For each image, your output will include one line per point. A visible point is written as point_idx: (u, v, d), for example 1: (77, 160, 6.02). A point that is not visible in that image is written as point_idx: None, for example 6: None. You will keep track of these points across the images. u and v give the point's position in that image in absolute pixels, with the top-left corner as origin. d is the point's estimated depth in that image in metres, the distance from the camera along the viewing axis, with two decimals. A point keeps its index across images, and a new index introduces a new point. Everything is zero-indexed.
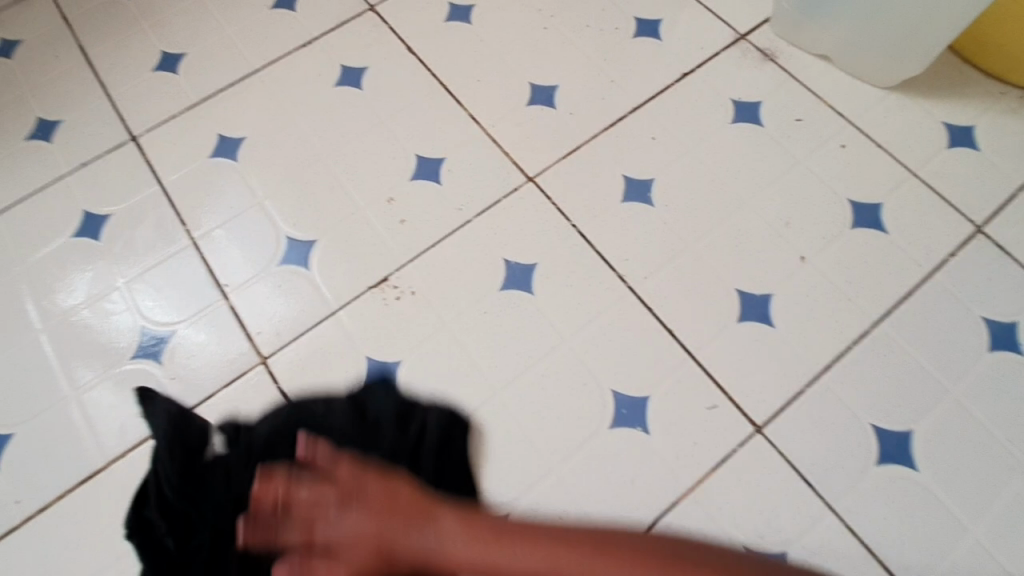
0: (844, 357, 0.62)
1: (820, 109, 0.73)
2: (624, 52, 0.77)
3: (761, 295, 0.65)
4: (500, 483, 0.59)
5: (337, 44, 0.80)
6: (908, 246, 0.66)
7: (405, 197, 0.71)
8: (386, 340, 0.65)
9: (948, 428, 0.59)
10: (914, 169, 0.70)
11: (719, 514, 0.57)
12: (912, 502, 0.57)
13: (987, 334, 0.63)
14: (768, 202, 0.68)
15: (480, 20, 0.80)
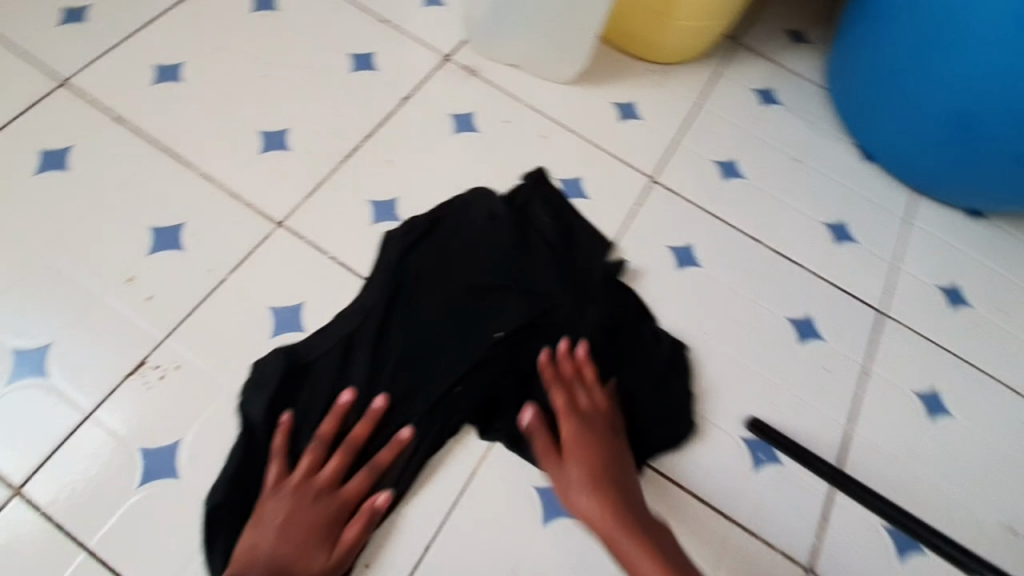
0: (755, 274, 0.80)
1: (674, 95, 0.93)
2: (518, 76, 0.90)
3: (684, 246, 0.80)
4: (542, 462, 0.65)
5: (249, 110, 0.80)
6: (766, 182, 0.88)
7: (370, 239, 0.73)
8: None
9: (834, 305, 0.79)
10: (748, 127, 0.92)
11: (717, 422, 0.70)
12: (832, 364, 0.75)
13: (829, 233, 0.85)
14: (665, 175, 0.86)
15: (385, 67, 0.88)
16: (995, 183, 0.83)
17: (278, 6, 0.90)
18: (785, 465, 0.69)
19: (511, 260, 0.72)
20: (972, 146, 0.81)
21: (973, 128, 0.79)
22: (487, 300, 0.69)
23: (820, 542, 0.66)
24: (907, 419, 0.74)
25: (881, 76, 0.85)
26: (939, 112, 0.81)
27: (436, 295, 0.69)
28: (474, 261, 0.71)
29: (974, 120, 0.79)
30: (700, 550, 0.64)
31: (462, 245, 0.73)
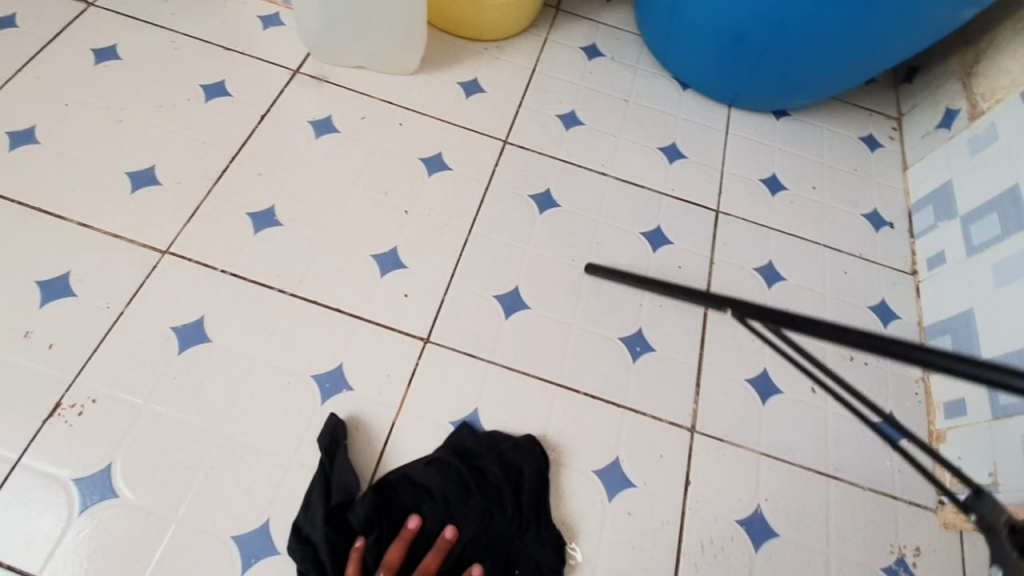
0: (610, 202, 0.92)
1: (511, 65, 1.04)
2: (366, 76, 0.98)
3: (544, 192, 0.92)
4: (451, 401, 0.74)
5: (113, 156, 0.84)
6: (604, 124, 1.00)
7: (257, 247, 0.79)
8: (308, 357, 0.73)
9: (677, 212, 0.93)
10: (580, 80, 1.04)
11: (598, 330, 0.81)
12: (684, 261, 0.88)
13: (663, 156, 0.98)
14: (515, 135, 0.97)
15: (237, 90, 0.93)
16: (776, 84, 0.99)
17: (119, 54, 0.93)
18: (658, 352, 0.81)
19: (390, 513, 0.65)
20: (747, 57, 0.96)
21: (741, 42, 0.94)
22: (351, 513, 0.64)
23: (697, 404, 0.78)
24: (750, 290, 0.88)
25: (667, 12, 1.00)
26: (714, 34, 0.96)
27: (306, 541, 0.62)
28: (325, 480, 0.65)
29: (739, 36, 0.94)
30: (599, 437, 0.74)
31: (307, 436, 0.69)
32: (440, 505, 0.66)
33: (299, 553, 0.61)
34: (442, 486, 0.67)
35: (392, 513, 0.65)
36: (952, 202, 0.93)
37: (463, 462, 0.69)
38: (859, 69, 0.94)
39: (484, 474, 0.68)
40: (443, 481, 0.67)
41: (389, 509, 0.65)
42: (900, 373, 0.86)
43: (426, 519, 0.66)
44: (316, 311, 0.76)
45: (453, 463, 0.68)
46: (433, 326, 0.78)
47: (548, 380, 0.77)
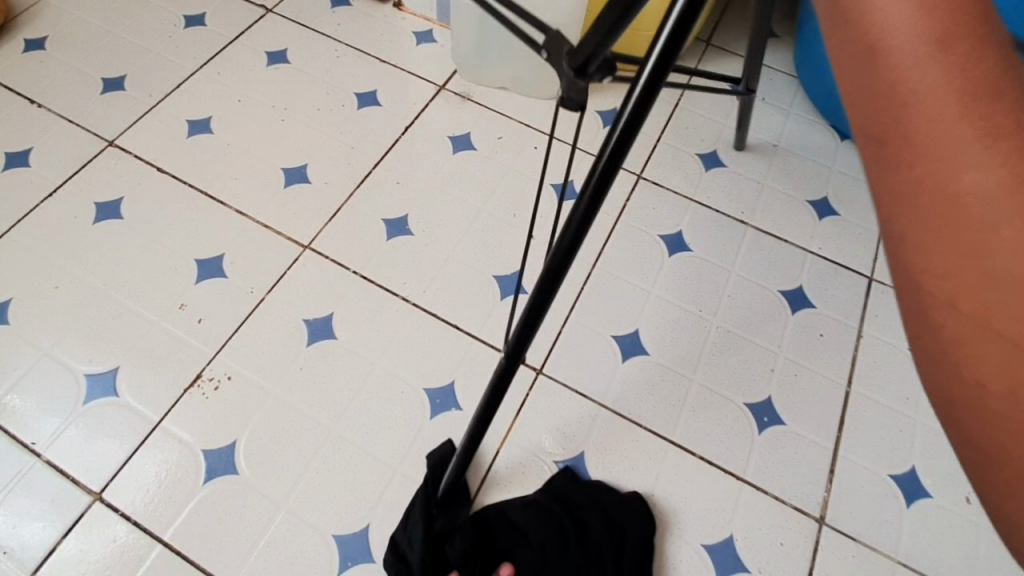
0: (746, 253, 0.85)
1: (653, 98, 1.01)
2: (507, 97, 0.99)
3: (676, 233, 0.87)
4: (558, 441, 0.70)
5: (273, 152, 0.90)
6: (746, 168, 0.94)
7: (388, 253, 0.82)
8: (424, 369, 0.74)
9: (822, 273, 0.84)
10: (725, 119, 0.99)
11: (722, 391, 0.75)
12: (826, 328, 0.80)
13: (812, 211, 0.90)
14: (650, 170, 0.93)
15: (388, 100, 0.97)
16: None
17: (289, 58, 1.01)
18: (789, 426, 0.73)
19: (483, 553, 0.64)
20: None
21: None
22: (448, 544, 0.63)
23: (829, 493, 0.70)
24: (902, 374, 0.78)
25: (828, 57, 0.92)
26: None
27: (405, 559, 0.62)
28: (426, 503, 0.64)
29: None
30: (713, 508, 0.68)
31: (414, 453, 0.69)
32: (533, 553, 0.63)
33: (394, 569, 0.62)
34: (541, 535, 0.64)
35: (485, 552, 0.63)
36: None
37: (566, 514, 0.65)
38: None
39: (585, 530, 0.65)
40: (542, 530, 0.64)
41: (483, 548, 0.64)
42: None
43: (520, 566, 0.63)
44: (435, 324, 0.77)
45: (556, 511, 0.65)
46: (547, 358, 0.76)
47: (660, 434, 0.72)
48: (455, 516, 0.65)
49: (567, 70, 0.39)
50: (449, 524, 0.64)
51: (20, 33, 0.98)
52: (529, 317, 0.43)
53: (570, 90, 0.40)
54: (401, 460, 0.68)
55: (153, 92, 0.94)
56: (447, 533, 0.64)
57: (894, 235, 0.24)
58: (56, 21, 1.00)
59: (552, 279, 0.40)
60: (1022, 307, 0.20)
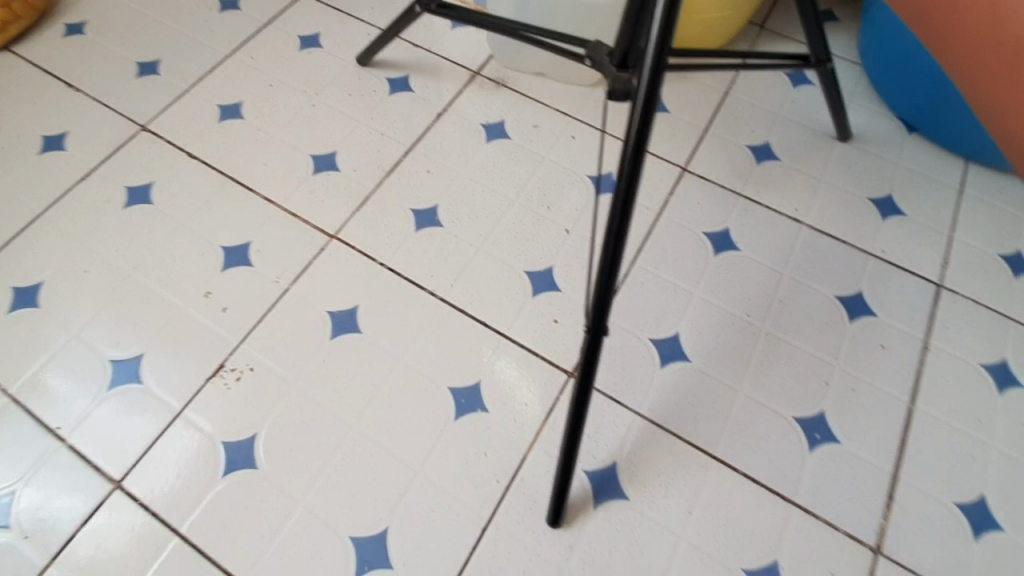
0: (799, 254, 0.79)
1: (700, 86, 0.94)
2: (544, 83, 0.95)
3: (722, 230, 0.81)
4: (588, 449, 0.66)
5: (302, 138, 0.88)
6: (800, 163, 0.87)
7: (417, 246, 0.79)
8: (449, 367, 0.70)
9: (884, 278, 0.77)
10: (779, 109, 0.91)
11: (770, 403, 0.69)
12: (887, 339, 0.73)
13: (875, 210, 0.82)
14: (695, 163, 0.87)
15: (420, 86, 0.94)
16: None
17: (321, 42, 0.98)
18: (843, 445, 0.67)
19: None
20: None
21: None
22: None
23: (888, 521, 0.63)
24: (973, 393, 0.70)
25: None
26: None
27: None
28: None
29: None
30: (755, 532, 0.62)
31: (437, 456, 0.65)
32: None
33: None
34: None
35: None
36: None
37: None
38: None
39: None
40: None
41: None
42: None
43: None
44: (463, 320, 0.73)
45: None
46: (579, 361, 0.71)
47: (701, 448, 0.66)
48: None
49: (611, 68, 0.59)
50: None
51: (62, 16, 0.99)
52: (610, 258, 0.49)
53: (615, 82, 0.58)
54: (423, 463, 0.65)
55: (187, 77, 0.94)
56: None
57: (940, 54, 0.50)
58: (97, 5, 1.00)
59: (620, 224, 0.48)
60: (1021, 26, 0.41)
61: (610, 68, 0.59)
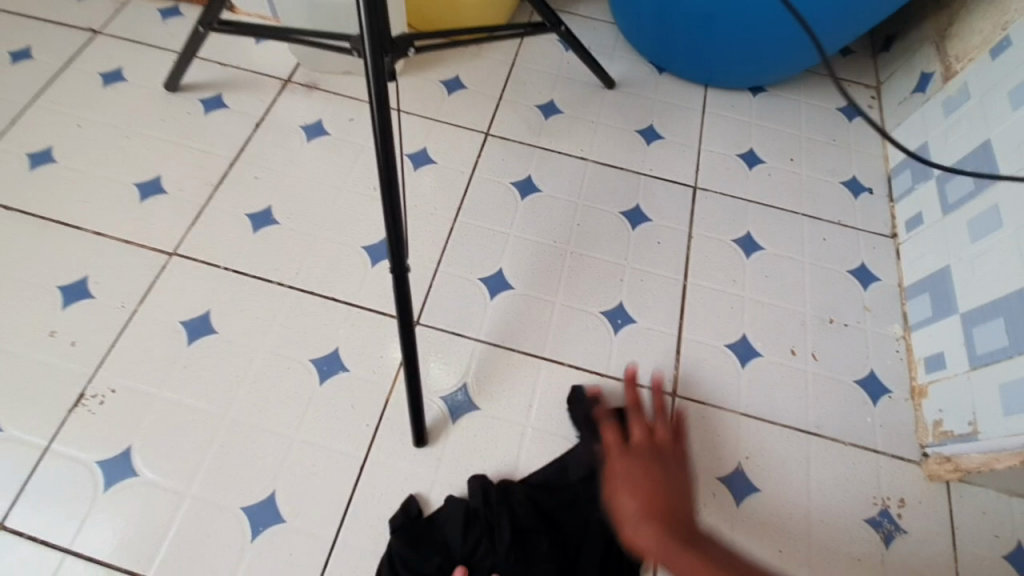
0: (588, 186, 0.96)
1: (491, 62, 1.08)
2: (353, 79, 1.03)
3: (525, 179, 0.96)
4: (440, 379, 0.78)
5: (122, 170, 0.90)
6: (580, 113, 1.04)
7: (258, 245, 0.85)
8: (308, 343, 0.79)
9: (654, 191, 0.96)
10: (558, 71, 1.08)
11: (581, 305, 0.85)
12: (661, 236, 0.92)
13: (641, 138, 1.02)
14: (496, 128, 1.01)
15: (234, 101, 0.99)
16: (763, 65, 1.02)
17: (124, 75, 1.00)
18: (640, 324, 0.84)
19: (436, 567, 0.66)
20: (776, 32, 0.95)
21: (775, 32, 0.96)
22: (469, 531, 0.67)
23: (679, 370, 0.81)
24: (728, 262, 0.91)
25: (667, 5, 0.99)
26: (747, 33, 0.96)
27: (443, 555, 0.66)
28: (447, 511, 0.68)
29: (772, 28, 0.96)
30: (583, 406, 0.78)
31: (310, 418, 0.74)
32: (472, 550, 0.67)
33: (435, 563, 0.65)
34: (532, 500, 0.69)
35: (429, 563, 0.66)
36: (928, 164, 0.93)
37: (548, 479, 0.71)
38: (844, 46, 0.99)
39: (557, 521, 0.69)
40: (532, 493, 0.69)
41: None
42: (880, 334, 0.86)
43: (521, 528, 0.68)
44: (312, 300, 0.82)
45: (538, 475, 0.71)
46: (422, 310, 0.83)
47: (531, 354, 0.81)
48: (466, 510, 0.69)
49: None
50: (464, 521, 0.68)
51: None
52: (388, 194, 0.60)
53: None
54: (299, 428, 0.73)
55: None
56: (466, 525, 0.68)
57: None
58: None
59: (386, 165, 0.60)
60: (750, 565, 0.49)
61: None
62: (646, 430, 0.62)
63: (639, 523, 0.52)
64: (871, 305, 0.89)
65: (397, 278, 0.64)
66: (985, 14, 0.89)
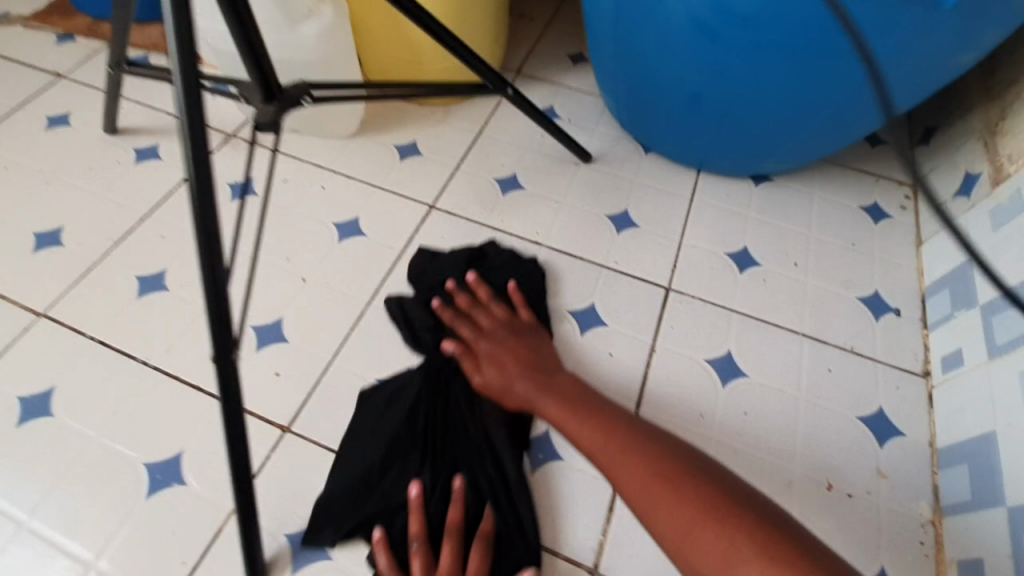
0: (534, 274, 0.80)
1: (455, 127, 0.98)
2: (300, 136, 0.95)
3: (463, 261, 0.82)
4: (292, 508, 0.62)
5: (28, 217, 0.84)
6: (542, 189, 0.90)
7: (137, 314, 0.75)
8: (149, 441, 0.67)
9: (614, 290, 0.79)
10: (527, 142, 0.96)
11: None
12: (615, 346, 0.74)
13: (610, 224, 0.86)
14: (442, 200, 0.88)
15: (170, 153, 0.92)
16: (764, 149, 0.85)
17: (71, 120, 0.96)
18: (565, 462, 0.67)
19: (386, 438, 0.65)
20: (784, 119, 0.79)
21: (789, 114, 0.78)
22: (376, 419, 0.67)
23: (605, 536, 0.63)
24: (696, 389, 0.71)
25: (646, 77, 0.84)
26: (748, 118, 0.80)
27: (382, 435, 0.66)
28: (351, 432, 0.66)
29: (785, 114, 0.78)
30: None
31: (117, 536, 0.61)
32: (430, 374, 0.69)
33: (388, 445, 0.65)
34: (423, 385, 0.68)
35: (398, 426, 0.66)
36: (971, 288, 0.72)
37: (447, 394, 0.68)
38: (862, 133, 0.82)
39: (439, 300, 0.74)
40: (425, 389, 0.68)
41: (389, 450, 0.65)
42: (898, 514, 0.63)
43: (427, 497, 0.62)
44: (172, 386, 0.70)
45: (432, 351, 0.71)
46: (298, 414, 0.68)
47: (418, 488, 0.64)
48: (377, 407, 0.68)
49: (258, 104, 0.60)
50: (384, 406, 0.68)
51: None
52: (207, 270, 0.48)
53: (262, 115, 0.59)
54: (103, 545, 0.61)
55: None
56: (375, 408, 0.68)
57: (645, 516, 0.50)
58: None
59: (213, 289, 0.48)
60: (657, 520, 0.49)
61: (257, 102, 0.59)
62: (473, 327, 0.71)
63: (518, 379, 0.66)
64: (887, 470, 0.66)
65: (223, 380, 0.50)
66: None
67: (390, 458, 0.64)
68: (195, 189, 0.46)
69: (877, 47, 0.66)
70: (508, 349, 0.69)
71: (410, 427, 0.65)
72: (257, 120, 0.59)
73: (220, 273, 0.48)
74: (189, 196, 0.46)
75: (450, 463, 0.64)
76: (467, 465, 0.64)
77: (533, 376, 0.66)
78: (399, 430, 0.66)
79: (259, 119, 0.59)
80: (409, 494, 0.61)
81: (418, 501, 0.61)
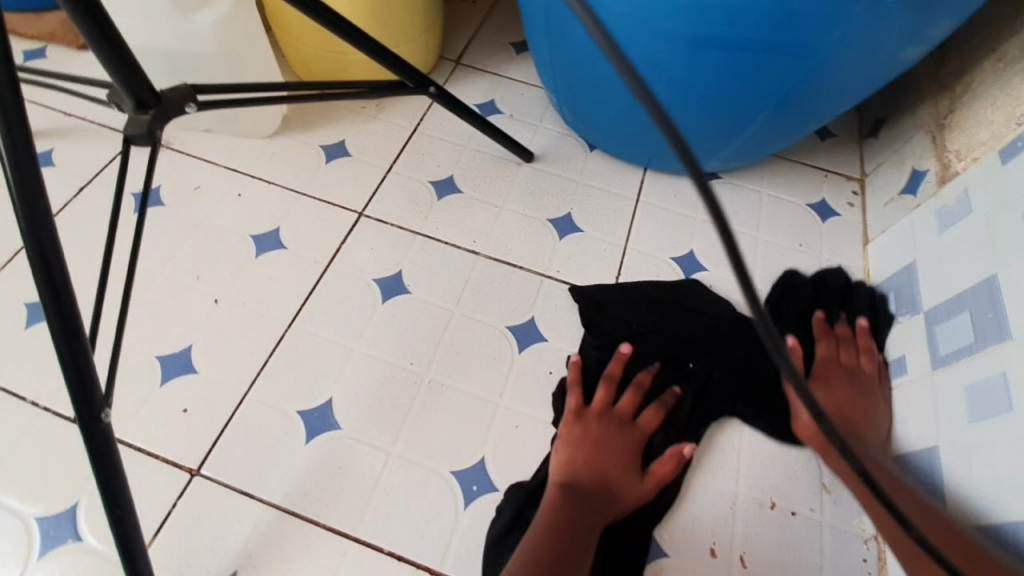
0: (470, 287, 0.75)
1: (386, 124, 0.90)
2: (213, 137, 0.86)
3: (394, 275, 0.76)
4: (202, 562, 0.58)
5: None
6: (480, 191, 0.84)
7: (24, 347, 0.68)
8: (41, 493, 0.60)
9: (556, 301, 0.75)
10: (466, 140, 0.90)
11: (426, 461, 0.64)
12: (555, 363, 0.70)
13: (552, 229, 0.81)
14: (372, 206, 0.82)
15: (63, 158, 0.82)
16: (709, 146, 0.81)
17: None
18: (501, 493, 0.63)
19: (620, 305, 0.73)
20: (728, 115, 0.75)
21: (735, 110, 0.74)
22: (647, 314, 0.72)
23: None
24: None
25: (582, 72, 0.78)
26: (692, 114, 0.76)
27: (644, 315, 0.73)
28: (635, 292, 0.74)
29: (728, 110, 0.74)
30: None
31: None
32: (696, 290, 0.75)
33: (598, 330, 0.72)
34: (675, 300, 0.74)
35: (705, 336, 0.70)
36: (916, 292, 0.70)
37: (708, 305, 0.73)
38: (804, 130, 0.79)
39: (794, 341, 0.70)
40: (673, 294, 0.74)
41: (631, 318, 0.72)
42: (840, 531, 0.62)
43: (631, 360, 0.69)
44: (68, 430, 0.64)
45: (638, 290, 0.75)
46: (209, 453, 0.63)
47: (342, 531, 0.60)
48: (636, 290, 0.75)
49: (130, 109, 0.52)
50: (622, 292, 0.75)
51: None
52: (59, 322, 0.41)
53: (133, 125, 0.52)
54: None
55: None
56: (625, 293, 0.75)
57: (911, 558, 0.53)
58: None
59: (62, 334, 0.42)
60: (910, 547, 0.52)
61: (129, 108, 0.52)
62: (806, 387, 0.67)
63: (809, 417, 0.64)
64: (831, 484, 0.65)
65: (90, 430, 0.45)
66: (996, 102, 0.68)
67: (646, 327, 0.71)
68: (28, 230, 0.40)
69: (816, 46, 0.63)
70: (845, 394, 0.66)
71: (724, 328, 0.71)
72: (127, 132, 0.52)
73: (78, 322, 0.42)
74: (24, 240, 0.40)
75: (697, 349, 0.70)
76: (702, 358, 0.69)
77: (856, 435, 0.61)
78: (652, 301, 0.74)
79: (129, 130, 0.52)
80: (574, 358, 0.69)
81: (626, 355, 0.69)
